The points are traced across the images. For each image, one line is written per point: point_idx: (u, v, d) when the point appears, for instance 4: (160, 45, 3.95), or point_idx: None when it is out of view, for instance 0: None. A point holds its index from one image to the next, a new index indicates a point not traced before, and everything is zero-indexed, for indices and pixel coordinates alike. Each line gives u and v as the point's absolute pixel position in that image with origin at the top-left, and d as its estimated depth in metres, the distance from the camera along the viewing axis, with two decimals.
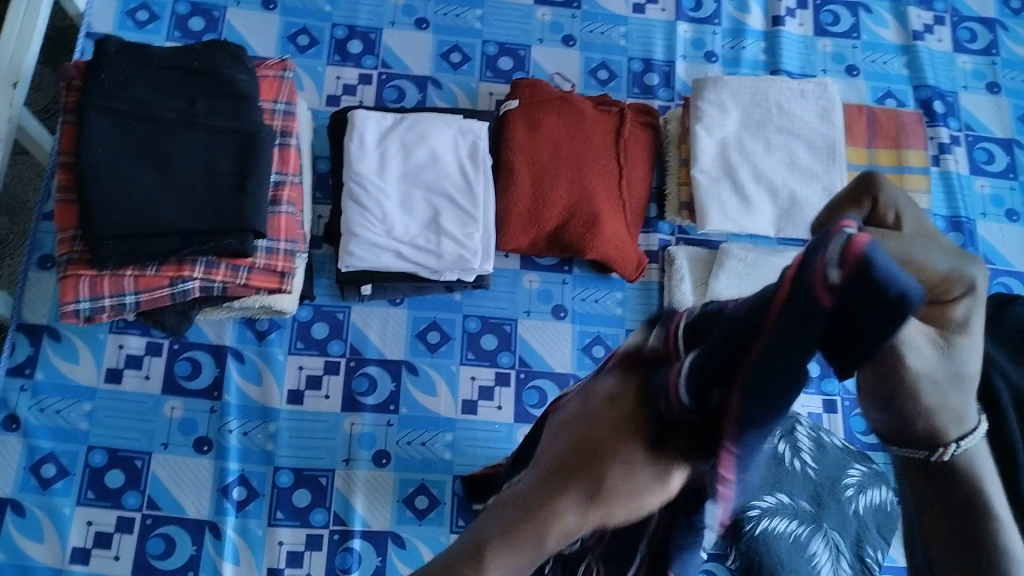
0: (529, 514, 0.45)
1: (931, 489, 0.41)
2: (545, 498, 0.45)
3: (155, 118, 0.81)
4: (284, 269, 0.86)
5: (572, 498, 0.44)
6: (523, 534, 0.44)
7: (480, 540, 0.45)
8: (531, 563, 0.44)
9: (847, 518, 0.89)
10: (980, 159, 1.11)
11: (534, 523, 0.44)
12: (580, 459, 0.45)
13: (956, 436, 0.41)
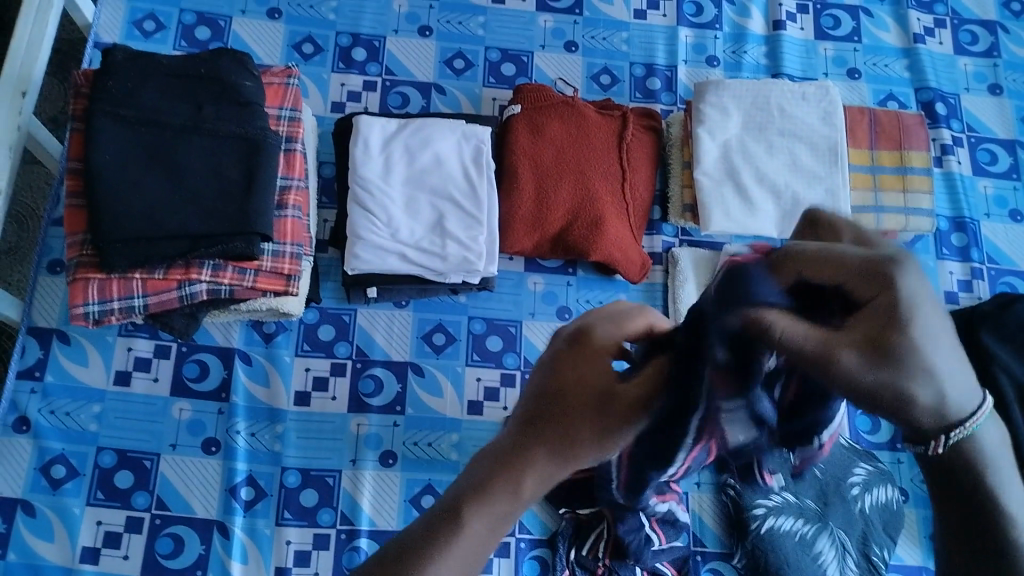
0: (505, 462, 0.54)
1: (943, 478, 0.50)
2: (525, 444, 0.54)
3: (163, 123, 0.82)
4: (290, 272, 0.87)
5: (543, 448, 0.54)
6: (498, 487, 0.53)
7: (463, 494, 0.54)
8: (510, 506, 0.53)
9: (853, 516, 0.88)
10: (983, 160, 1.11)
11: (510, 474, 0.53)
12: (557, 413, 0.54)
13: (949, 429, 0.48)
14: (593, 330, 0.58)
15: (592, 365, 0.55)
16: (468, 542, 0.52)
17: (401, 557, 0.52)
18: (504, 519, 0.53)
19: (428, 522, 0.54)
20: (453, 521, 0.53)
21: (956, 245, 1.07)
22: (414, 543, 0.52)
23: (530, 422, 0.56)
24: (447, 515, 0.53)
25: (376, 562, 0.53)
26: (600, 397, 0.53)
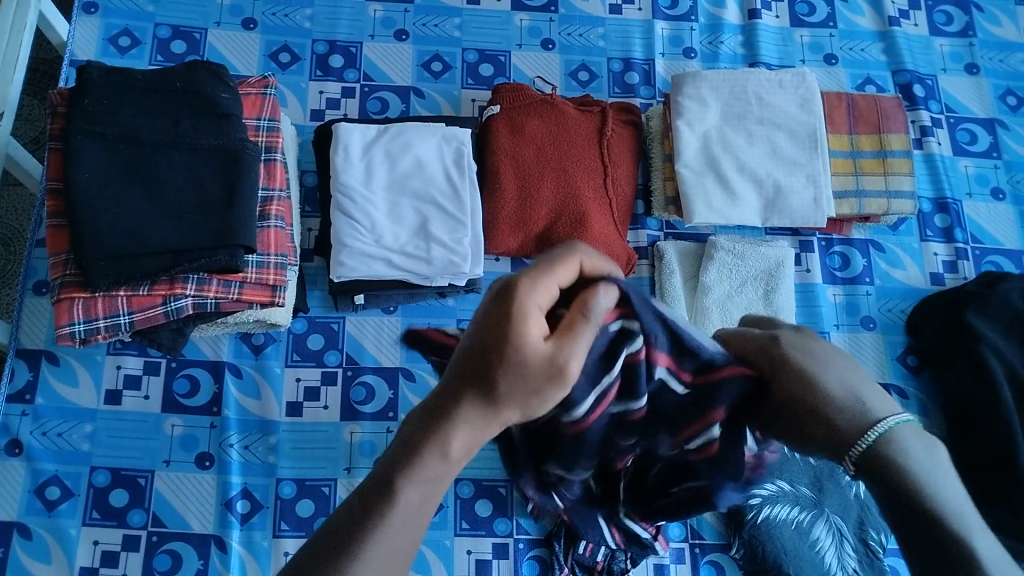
0: (433, 422, 0.48)
1: (883, 485, 0.54)
2: (448, 407, 0.48)
3: (141, 140, 0.82)
4: (276, 282, 0.87)
5: (470, 414, 0.48)
6: (424, 454, 0.48)
7: (390, 460, 0.49)
8: (442, 461, 0.49)
9: (849, 501, 0.90)
10: (963, 140, 1.12)
11: (437, 432, 0.48)
12: (474, 376, 0.47)
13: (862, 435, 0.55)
14: (521, 280, 0.47)
15: (513, 328, 0.46)
16: (398, 522, 0.48)
17: (329, 547, 0.47)
18: (434, 489, 0.49)
19: (358, 499, 0.49)
20: (384, 497, 0.48)
21: (939, 226, 1.08)
22: (347, 519, 0.49)
23: (454, 383, 0.48)
24: (375, 494, 0.48)
25: (310, 553, 0.48)
26: (514, 360, 0.46)
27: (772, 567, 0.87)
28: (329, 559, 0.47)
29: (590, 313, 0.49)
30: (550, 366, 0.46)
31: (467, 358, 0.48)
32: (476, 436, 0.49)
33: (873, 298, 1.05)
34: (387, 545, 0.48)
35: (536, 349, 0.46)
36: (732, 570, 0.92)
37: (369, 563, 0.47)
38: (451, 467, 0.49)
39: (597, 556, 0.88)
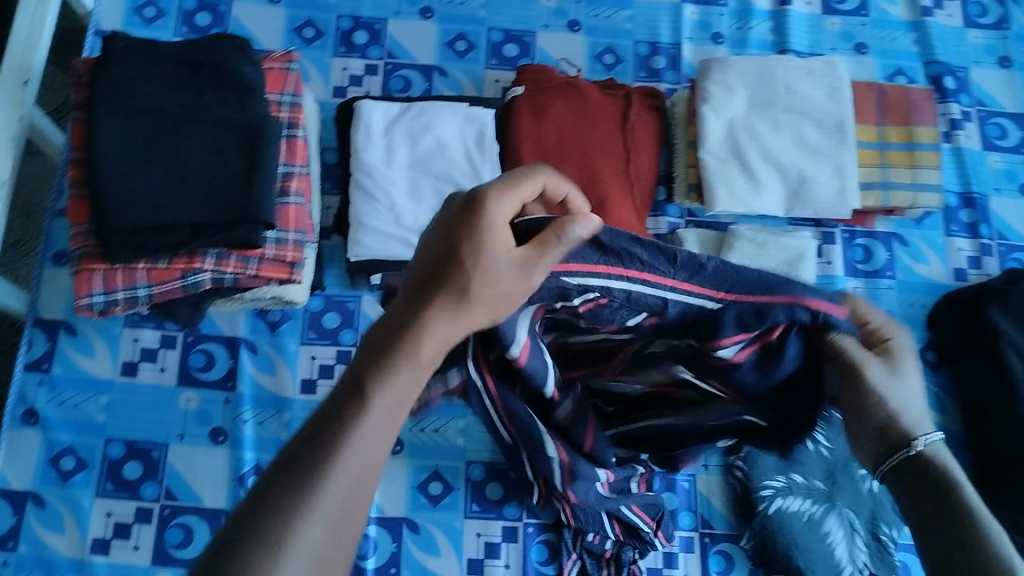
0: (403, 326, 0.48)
1: (919, 480, 0.57)
2: (417, 314, 0.49)
3: (163, 113, 0.81)
4: (294, 260, 0.86)
5: (444, 320, 0.49)
6: (400, 357, 0.47)
7: (360, 362, 0.47)
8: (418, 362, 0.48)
9: (862, 496, 0.89)
10: (992, 134, 1.10)
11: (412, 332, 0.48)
12: (439, 279, 0.50)
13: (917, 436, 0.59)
14: (488, 191, 0.51)
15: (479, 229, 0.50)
16: (376, 423, 0.45)
17: (300, 454, 0.43)
18: (410, 392, 0.47)
19: (327, 404, 0.46)
20: (356, 399, 0.45)
21: (964, 221, 1.07)
22: (314, 428, 0.45)
23: (422, 285, 0.50)
24: (347, 399, 0.45)
25: (276, 466, 0.43)
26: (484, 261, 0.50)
27: (783, 560, 0.86)
28: (302, 469, 0.43)
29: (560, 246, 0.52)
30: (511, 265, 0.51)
31: (436, 261, 0.50)
32: (445, 346, 0.49)
33: (894, 293, 1.03)
34: (363, 448, 0.44)
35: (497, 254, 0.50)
36: (742, 563, 0.91)
37: (347, 464, 0.43)
38: (421, 371, 0.48)
39: (606, 544, 0.87)
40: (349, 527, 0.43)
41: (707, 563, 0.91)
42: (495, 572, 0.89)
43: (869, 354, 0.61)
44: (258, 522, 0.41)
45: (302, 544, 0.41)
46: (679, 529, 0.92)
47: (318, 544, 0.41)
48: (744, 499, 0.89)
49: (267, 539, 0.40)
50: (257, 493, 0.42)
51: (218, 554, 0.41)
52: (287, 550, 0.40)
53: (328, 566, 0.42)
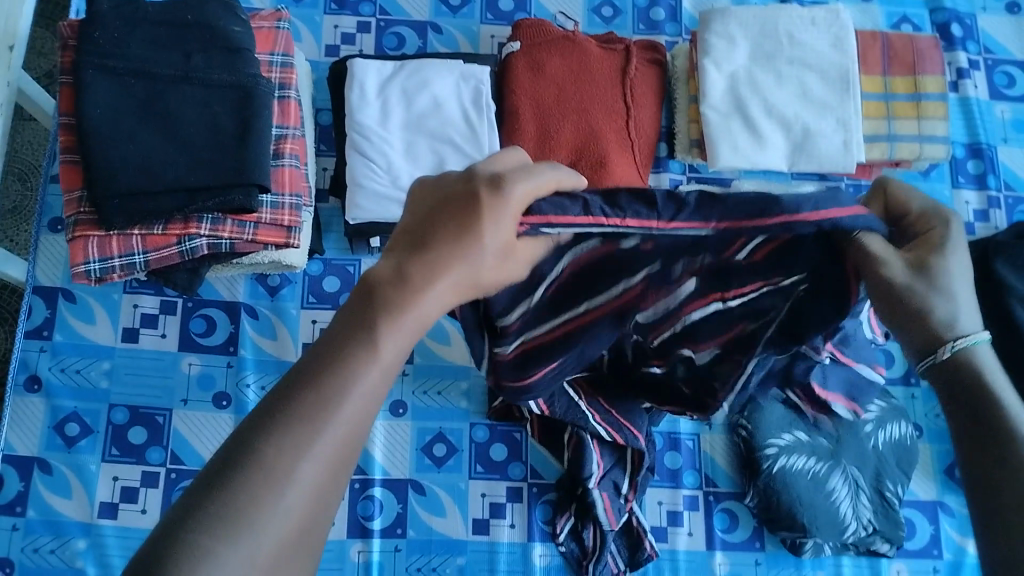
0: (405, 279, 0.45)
1: (954, 396, 0.50)
2: (424, 265, 0.45)
3: (151, 75, 0.80)
4: (291, 224, 0.85)
5: (450, 284, 0.45)
6: (407, 316, 0.44)
7: (366, 299, 0.44)
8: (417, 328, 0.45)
9: (868, 453, 0.87)
10: (1000, 83, 1.07)
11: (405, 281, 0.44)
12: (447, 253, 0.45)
13: (952, 337, 0.49)
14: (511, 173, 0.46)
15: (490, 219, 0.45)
16: (381, 369, 0.43)
17: (301, 388, 0.41)
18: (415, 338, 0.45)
19: (330, 339, 0.44)
20: (364, 341, 0.43)
21: (971, 172, 1.05)
22: (316, 364, 0.43)
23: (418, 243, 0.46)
24: (352, 343, 0.43)
25: (275, 399, 0.41)
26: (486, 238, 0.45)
27: (788, 517, 0.86)
28: (302, 409, 0.41)
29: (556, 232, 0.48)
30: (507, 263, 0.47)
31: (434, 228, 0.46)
32: (447, 304, 0.46)
33: None
34: (367, 394, 0.42)
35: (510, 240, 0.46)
36: (746, 520, 0.91)
37: (352, 409, 0.42)
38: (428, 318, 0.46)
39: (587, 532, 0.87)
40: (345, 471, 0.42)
41: (711, 520, 0.91)
42: (500, 532, 0.90)
43: (896, 254, 0.49)
44: (258, 456, 0.40)
45: (301, 486, 0.40)
46: (683, 487, 0.92)
47: (316, 485, 0.40)
48: (749, 458, 0.89)
49: (265, 474, 0.39)
50: (256, 424, 0.41)
51: (212, 483, 0.39)
52: (285, 492, 0.39)
53: (324, 507, 0.41)
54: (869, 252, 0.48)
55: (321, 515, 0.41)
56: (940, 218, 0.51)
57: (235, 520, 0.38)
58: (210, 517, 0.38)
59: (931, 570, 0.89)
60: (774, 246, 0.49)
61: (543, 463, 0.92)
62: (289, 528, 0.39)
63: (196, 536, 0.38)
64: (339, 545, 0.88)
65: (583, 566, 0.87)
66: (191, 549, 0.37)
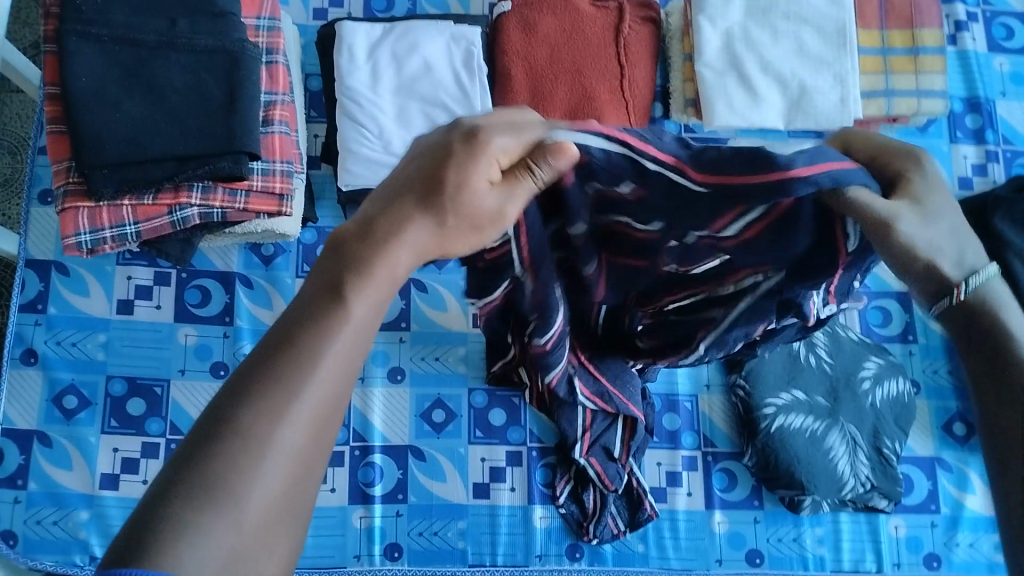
0: (372, 235, 0.45)
1: (974, 344, 0.47)
2: (391, 226, 0.46)
3: (136, 42, 0.79)
4: (283, 191, 0.84)
5: (418, 240, 0.46)
6: (377, 268, 0.44)
7: (340, 258, 0.45)
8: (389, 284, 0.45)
9: (864, 410, 0.89)
10: (999, 35, 1.06)
11: (378, 240, 0.45)
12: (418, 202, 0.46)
13: (964, 276, 0.46)
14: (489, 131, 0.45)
15: (459, 166, 0.45)
16: (355, 330, 0.43)
17: (280, 355, 0.41)
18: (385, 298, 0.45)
19: (302, 304, 0.43)
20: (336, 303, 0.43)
21: (970, 127, 1.04)
22: (290, 331, 0.42)
23: (391, 201, 0.46)
24: (324, 306, 0.43)
25: (251, 366, 0.41)
26: (456, 191, 0.45)
27: (786, 475, 0.86)
28: (276, 374, 0.41)
29: (542, 175, 0.46)
30: (481, 216, 0.46)
31: (410, 186, 0.46)
32: (418, 258, 0.47)
33: None
34: (343, 353, 0.42)
35: (482, 188, 0.46)
36: (744, 479, 0.91)
37: (328, 373, 0.42)
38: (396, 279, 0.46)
39: (591, 493, 0.88)
40: (322, 431, 0.42)
41: (710, 479, 0.91)
42: (500, 495, 0.90)
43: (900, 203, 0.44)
44: (236, 426, 0.39)
45: (282, 451, 0.40)
46: (682, 448, 0.92)
47: (296, 450, 0.40)
48: (747, 418, 0.89)
49: (245, 440, 0.39)
50: (232, 392, 0.40)
51: (192, 455, 0.39)
52: (267, 459, 0.39)
53: (306, 471, 0.41)
54: (871, 214, 0.44)
55: (302, 480, 0.41)
56: (911, 158, 0.47)
57: (219, 489, 0.38)
58: (192, 489, 0.38)
59: (928, 526, 0.90)
60: (772, 218, 0.47)
61: (542, 426, 0.92)
62: (273, 495, 0.39)
63: (177, 507, 0.37)
64: (341, 511, 0.88)
65: (584, 528, 0.88)
66: (173, 522, 0.37)
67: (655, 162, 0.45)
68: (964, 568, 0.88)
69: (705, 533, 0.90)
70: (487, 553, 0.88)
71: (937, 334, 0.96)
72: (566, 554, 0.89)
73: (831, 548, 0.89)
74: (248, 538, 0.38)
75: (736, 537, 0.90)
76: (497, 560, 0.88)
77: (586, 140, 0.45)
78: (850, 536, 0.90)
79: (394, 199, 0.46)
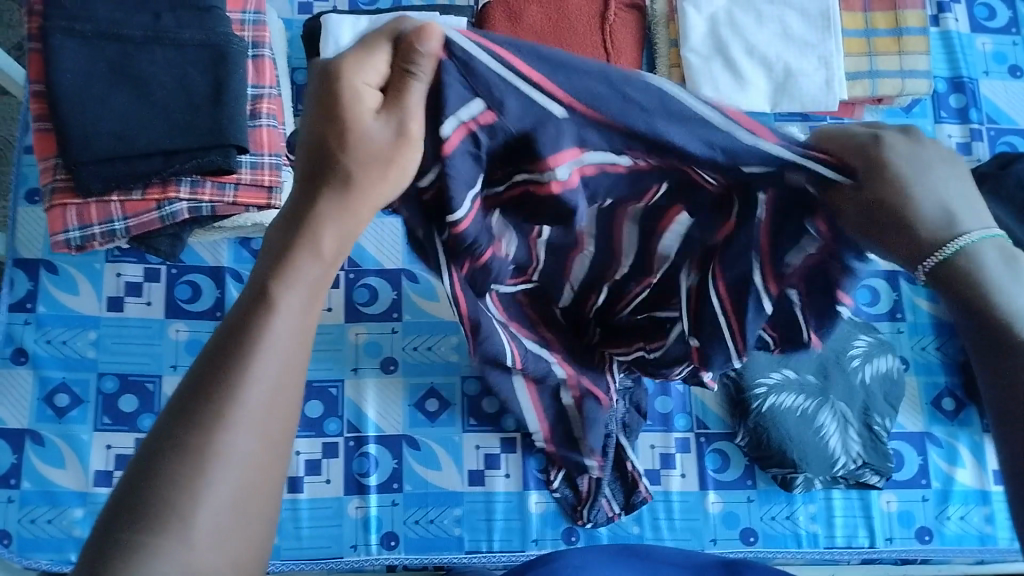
0: (295, 227, 0.45)
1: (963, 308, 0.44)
2: (308, 212, 0.45)
3: (121, 38, 0.79)
4: (272, 183, 0.84)
5: (336, 219, 0.45)
6: (298, 251, 0.44)
7: (277, 260, 0.44)
8: (321, 264, 0.45)
9: (854, 388, 0.89)
10: (981, 16, 1.07)
11: (304, 228, 0.44)
12: (320, 177, 0.45)
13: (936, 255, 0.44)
14: (340, 62, 0.44)
15: (336, 111, 0.44)
16: (286, 323, 0.43)
17: (217, 363, 0.41)
18: (318, 291, 0.45)
19: (235, 309, 0.43)
20: (264, 303, 0.42)
21: (954, 106, 1.05)
22: (226, 339, 0.42)
23: (298, 199, 0.45)
24: (249, 307, 0.42)
25: (191, 381, 0.41)
26: (343, 138, 0.44)
27: (778, 454, 0.87)
28: (211, 376, 0.41)
29: (423, 68, 0.44)
30: (385, 152, 0.44)
31: (310, 174, 0.45)
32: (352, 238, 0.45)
33: None
34: (280, 348, 0.42)
35: (369, 123, 0.44)
36: (737, 461, 0.92)
37: (265, 368, 0.41)
38: (327, 268, 0.45)
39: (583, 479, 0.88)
40: (277, 424, 0.41)
41: (704, 461, 0.92)
42: (496, 482, 0.90)
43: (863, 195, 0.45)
44: (179, 441, 0.39)
45: (232, 456, 0.40)
46: (675, 430, 0.93)
47: (249, 452, 0.40)
48: (739, 399, 0.90)
49: (192, 452, 0.39)
50: (176, 406, 0.40)
51: (144, 471, 0.39)
52: (214, 469, 0.39)
53: (266, 467, 0.41)
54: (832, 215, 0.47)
55: (264, 475, 0.41)
56: (866, 150, 0.44)
57: (172, 503, 0.38)
58: (143, 510, 0.38)
59: (919, 500, 0.91)
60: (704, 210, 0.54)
61: None
62: (225, 504, 0.39)
63: (131, 529, 0.38)
64: (337, 501, 0.89)
65: (579, 512, 0.89)
66: (128, 543, 0.37)
67: (555, 101, 0.43)
68: (956, 540, 0.89)
69: (700, 513, 0.90)
70: (483, 539, 0.89)
71: (925, 313, 0.97)
72: (562, 538, 0.89)
73: (824, 525, 0.90)
74: (213, 541, 0.39)
75: (730, 517, 0.90)
76: (494, 546, 0.88)
77: (541, 100, 0.43)
78: (843, 512, 0.91)
79: (300, 193, 0.46)
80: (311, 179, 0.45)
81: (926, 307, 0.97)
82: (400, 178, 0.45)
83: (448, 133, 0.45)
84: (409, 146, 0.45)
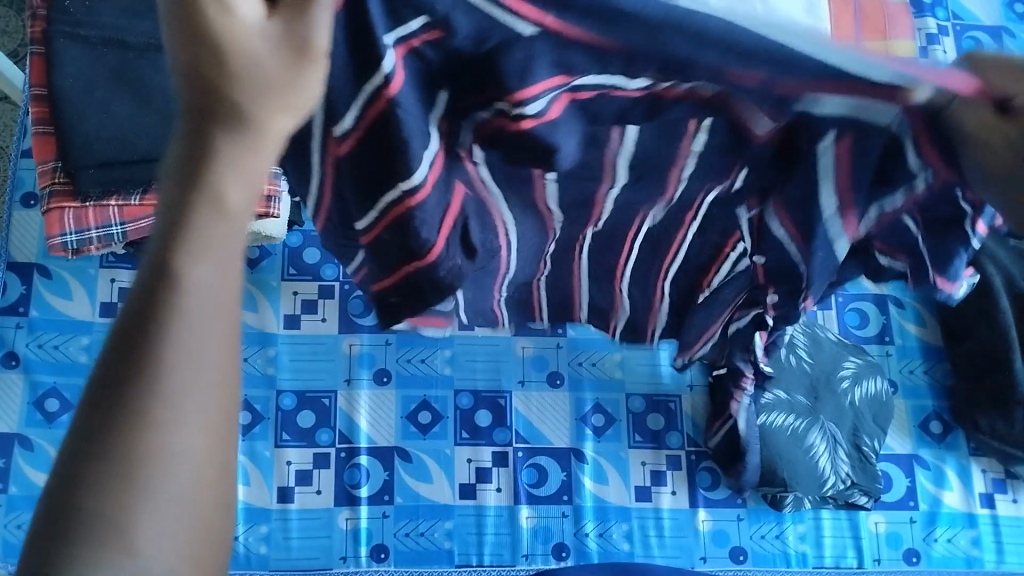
0: (187, 170, 0.34)
1: None
2: (198, 154, 0.34)
3: (124, 44, 0.78)
4: (270, 193, 0.79)
5: (245, 166, 0.34)
6: (198, 211, 0.34)
7: (172, 225, 0.34)
8: (230, 219, 0.35)
9: (844, 409, 0.90)
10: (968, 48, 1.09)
11: (195, 180, 0.34)
12: (202, 114, 0.34)
13: None
14: None
15: (212, 29, 0.33)
16: (199, 323, 0.34)
17: (118, 382, 0.33)
18: (232, 257, 0.35)
19: (129, 303, 0.34)
20: (160, 298, 0.33)
21: None
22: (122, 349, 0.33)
23: (183, 123, 0.34)
24: (150, 298, 0.33)
25: (89, 404, 0.33)
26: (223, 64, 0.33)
27: (769, 473, 0.87)
28: (111, 406, 0.33)
29: None
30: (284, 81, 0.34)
31: (189, 95, 0.34)
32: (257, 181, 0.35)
33: None
34: (193, 353, 0.34)
35: (257, 46, 0.33)
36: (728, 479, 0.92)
37: (180, 389, 0.33)
38: (235, 223, 0.35)
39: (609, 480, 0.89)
40: (212, 455, 0.34)
41: (695, 480, 0.92)
42: (487, 496, 0.90)
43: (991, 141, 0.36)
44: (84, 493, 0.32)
45: (163, 499, 0.33)
46: (667, 448, 0.93)
47: (183, 494, 0.33)
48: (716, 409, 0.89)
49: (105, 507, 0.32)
50: (76, 443, 0.33)
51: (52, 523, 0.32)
52: (147, 496, 0.32)
53: (207, 507, 0.34)
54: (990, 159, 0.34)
55: (209, 510, 0.34)
56: None
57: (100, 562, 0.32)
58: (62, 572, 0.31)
59: (908, 522, 0.92)
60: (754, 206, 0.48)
61: (530, 429, 0.93)
62: (166, 557, 0.33)
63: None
64: (328, 513, 0.88)
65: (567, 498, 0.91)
66: None
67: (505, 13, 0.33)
68: (943, 562, 0.90)
69: (690, 531, 0.91)
70: (473, 553, 0.88)
71: (912, 336, 0.98)
72: (552, 554, 0.89)
73: (813, 544, 0.91)
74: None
75: (719, 536, 0.91)
76: (483, 560, 0.88)
77: (502, 19, 0.34)
78: (832, 532, 0.91)
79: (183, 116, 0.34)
80: (192, 103, 0.34)
81: (913, 330, 0.99)
82: (314, 98, 0.35)
83: (390, 68, 0.37)
84: (308, 62, 0.34)
